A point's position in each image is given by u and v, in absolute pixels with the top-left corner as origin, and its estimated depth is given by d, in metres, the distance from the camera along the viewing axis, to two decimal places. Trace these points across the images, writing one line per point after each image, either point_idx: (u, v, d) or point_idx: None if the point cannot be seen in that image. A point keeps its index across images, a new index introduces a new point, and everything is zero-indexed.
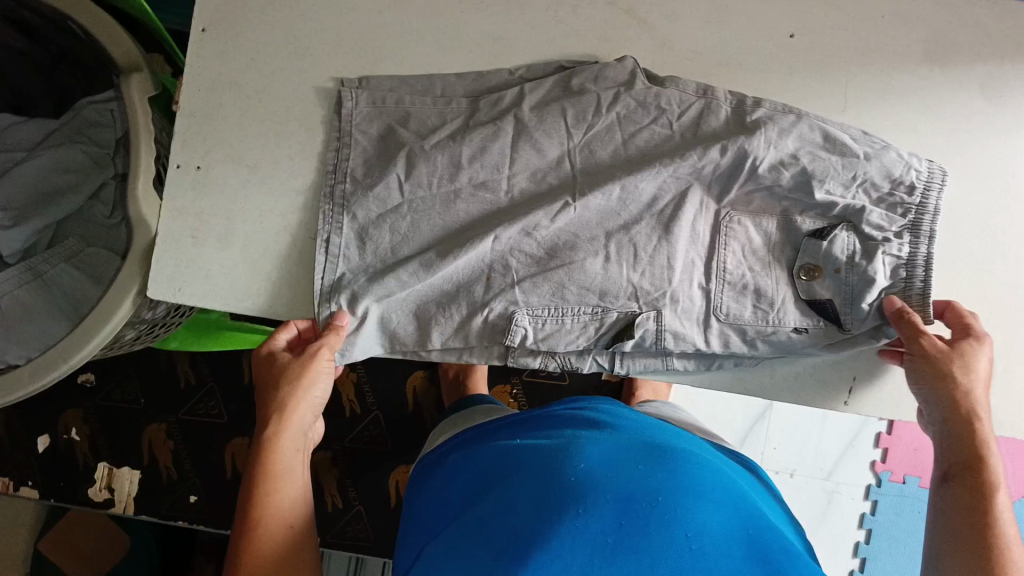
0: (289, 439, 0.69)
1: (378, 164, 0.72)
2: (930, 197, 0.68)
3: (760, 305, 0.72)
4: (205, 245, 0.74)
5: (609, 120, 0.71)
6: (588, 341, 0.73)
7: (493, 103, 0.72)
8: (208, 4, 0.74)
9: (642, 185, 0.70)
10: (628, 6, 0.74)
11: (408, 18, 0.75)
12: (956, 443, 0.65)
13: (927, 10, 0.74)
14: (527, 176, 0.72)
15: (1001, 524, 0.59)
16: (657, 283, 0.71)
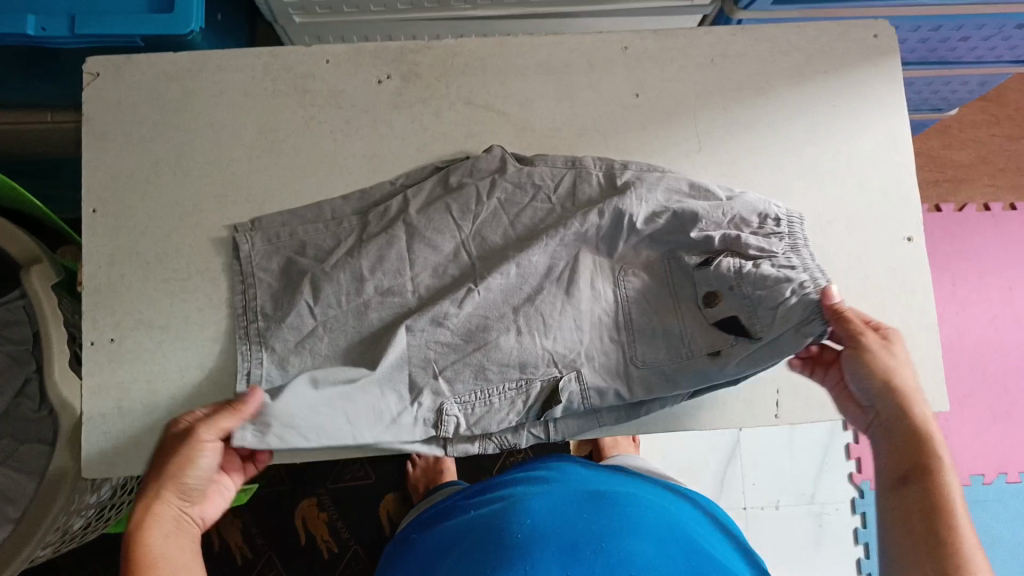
0: (162, 524, 0.62)
1: (286, 297, 0.74)
2: (795, 230, 0.72)
3: (672, 343, 0.74)
4: (131, 413, 0.75)
5: (492, 207, 0.75)
6: (519, 416, 0.74)
7: (381, 214, 0.76)
8: (94, 186, 0.77)
9: (535, 259, 0.74)
10: (486, 102, 0.81)
11: (286, 157, 0.79)
12: (905, 445, 0.61)
13: (749, 48, 0.83)
14: (428, 274, 0.74)
15: (962, 533, 0.56)
16: (570, 347, 0.74)
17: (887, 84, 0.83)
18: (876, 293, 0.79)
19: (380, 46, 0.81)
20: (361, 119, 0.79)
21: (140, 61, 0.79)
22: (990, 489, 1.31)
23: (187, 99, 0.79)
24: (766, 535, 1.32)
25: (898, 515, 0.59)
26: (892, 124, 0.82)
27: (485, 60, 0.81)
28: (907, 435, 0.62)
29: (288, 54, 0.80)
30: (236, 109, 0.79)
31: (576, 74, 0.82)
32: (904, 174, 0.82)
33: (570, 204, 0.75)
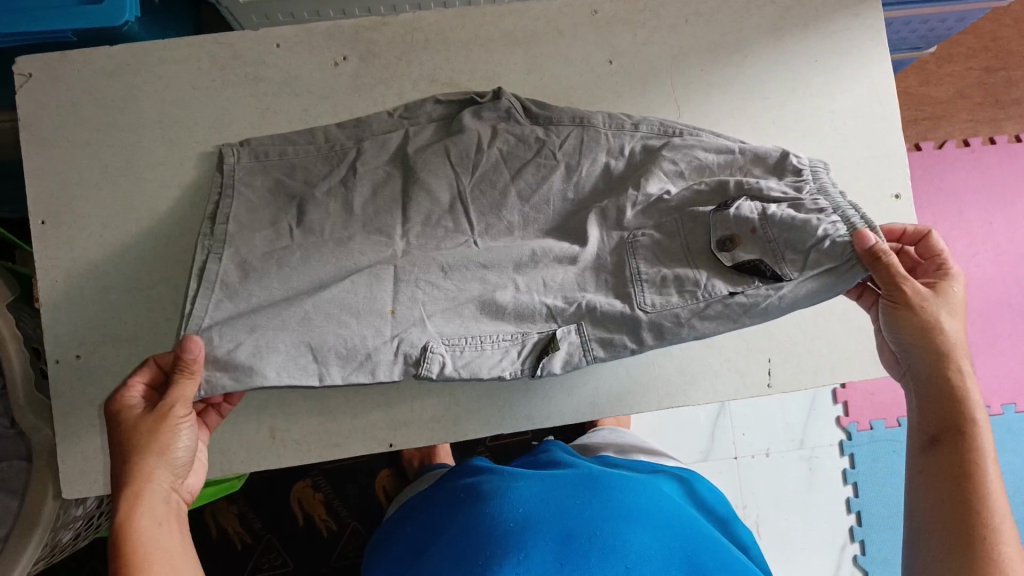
0: (148, 501, 0.55)
1: (267, 215, 0.69)
2: (819, 174, 0.65)
3: (685, 290, 0.64)
4: (107, 432, 0.72)
5: (493, 157, 0.71)
6: (511, 365, 0.65)
7: (380, 145, 0.72)
8: (41, 196, 0.73)
9: (588, 238, 0.68)
10: (450, 78, 0.76)
11: None
12: (942, 422, 0.59)
13: (721, 3, 0.78)
14: (421, 221, 0.70)
15: (991, 496, 0.55)
16: (568, 298, 0.67)
17: (864, 29, 0.79)
18: None
19: (332, 25, 0.75)
20: (319, 105, 0.75)
21: (74, 57, 0.73)
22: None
23: (129, 98, 0.74)
24: (757, 484, 1.29)
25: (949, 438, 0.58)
26: (873, 72, 0.78)
27: (444, 35, 0.76)
28: (941, 396, 0.59)
29: (233, 40, 0.74)
30: (183, 105, 0.74)
31: (544, 44, 0.77)
32: (887, 126, 0.78)
33: (577, 157, 0.71)
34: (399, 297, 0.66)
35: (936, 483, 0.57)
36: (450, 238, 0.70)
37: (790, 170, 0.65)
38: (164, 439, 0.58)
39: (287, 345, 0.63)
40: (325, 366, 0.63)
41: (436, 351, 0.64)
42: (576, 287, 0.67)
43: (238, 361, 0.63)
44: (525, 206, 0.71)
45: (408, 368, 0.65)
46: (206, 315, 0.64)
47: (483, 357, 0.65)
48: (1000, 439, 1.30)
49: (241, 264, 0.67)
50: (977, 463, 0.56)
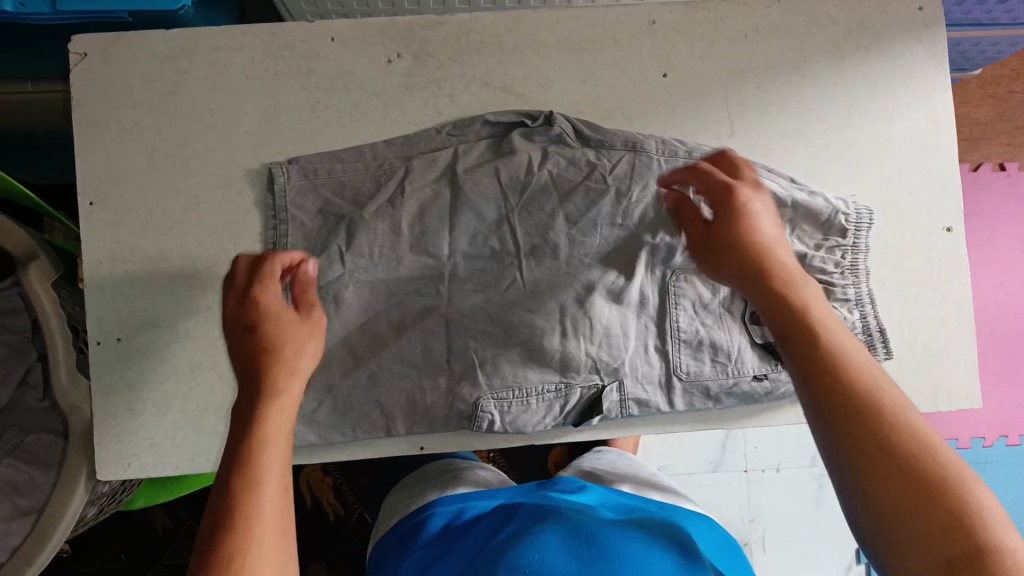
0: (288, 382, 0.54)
1: (321, 240, 0.72)
2: (861, 236, 0.74)
3: (718, 359, 0.74)
4: (143, 416, 0.73)
5: (543, 180, 0.73)
6: (554, 420, 0.74)
7: (428, 162, 0.73)
8: (89, 177, 0.73)
9: (631, 289, 0.74)
10: (502, 83, 0.75)
11: (291, 146, 0.74)
12: (826, 380, 0.47)
13: (783, 20, 0.77)
14: (467, 240, 0.73)
15: (897, 448, 0.42)
16: (614, 354, 0.73)
17: (926, 54, 0.78)
18: (914, 288, 0.78)
19: (387, 21, 0.74)
20: (369, 101, 0.74)
21: (129, 38, 0.73)
22: (989, 451, 1.30)
23: (179, 84, 0.73)
24: (766, 499, 1.29)
25: (828, 371, 0.47)
26: (932, 99, 0.78)
27: (499, 36, 0.76)
28: (800, 348, 0.50)
29: (288, 31, 0.74)
30: (234, 93, 0.73)
31: (599, 52, 0.76)
32: (943, 156, 0.78)
33: (628, 181, 0.72)
34: (454, 347, 0.74)
35: (829, 426, 0.45)
36: (495, 261, 0.74)
37: (861, 220, 0.73)
38: (314, 346, 0.58)
39: (362, 401, 0.74)
40: (390, 420, 0.74)
41: (488, 408, 0.73)
42: (622, 334, 0.74)
43: (321, 415, 0.74)
44: (572, 230, 0.73)
45: (461, 420, 0.74)
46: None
47: (528, 413, 0.73)
48: (1013, 468, 1.30)
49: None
50: (863, 404, 0.45)
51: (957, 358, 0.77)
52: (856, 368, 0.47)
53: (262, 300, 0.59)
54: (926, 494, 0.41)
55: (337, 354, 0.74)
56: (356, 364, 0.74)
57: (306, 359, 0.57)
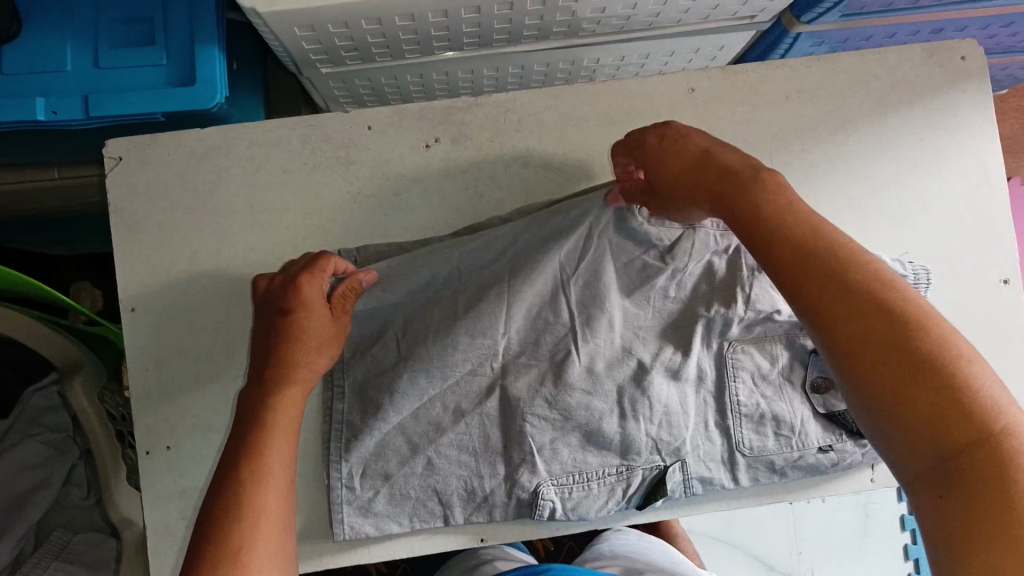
0: (289, 396, 0.59)
1: (375, 326, 0.72)
2: (920, 296, 0.70)
3: (782, 433, 0.72)
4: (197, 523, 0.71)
5: (597, 249, 0.71)
6: (617, 503, 0.72)
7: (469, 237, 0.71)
8: (131, 283, 0.71)
9: (688, 364, 0.71)
10: (543, 161, 0.74)
11: (333, 238, 0.72)
12: (855, 348, 0.45)
13: (826, 80, 0.75)
14: (519, 318, 0.71)
15: (932, 367, 0.43)
16: (676, 434, 0.71)
17: (973, 105, 0.76)
18: (980, 343, 0.74)
19: (424, 106, 0.73)
20: (409, 189, 0.73)
21: (164, 139, 0.72)
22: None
23: (218, 183, 0.72)
24: (813, 530, 1.25)
25: (841, 306, 0.46)
26: (983, 151, 0.76)
27: (538, 115, 0.74)
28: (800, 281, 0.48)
29: (324, 122, 0.73)
30: (273, 189, 0.72)
31: (639, 123, 0.75)
32: (996, 209, 0.76)
33: (683, 255, 0.70)
34: (511, 433, 0.71)
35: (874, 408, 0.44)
36: (548, 334, 0.71)
37: (919, 276, 0.71)
38: (326, 356, 0.63)
39: (419, 490, 0.71)
40: (448, 509, 0.71)
41: (547, 496, 0.71)
42: (683, 412, 0.71)
43: (377, 506, 0.70)
44: (626, 302, 0.71)
45: (521, 509, 0.71)
46: (343, 466, 0.70)
47: (590, 498, 0.71)
48: None
49: (360, 395, 0.71)
50: (887, 328, 0.45)
51: None
52: (895, 331, 0.45)
53: (302, 287, 0.64)
54: (987, 474, 0.40)
55: (392, 443, 0.71)
56: (411, 452, 0.71)
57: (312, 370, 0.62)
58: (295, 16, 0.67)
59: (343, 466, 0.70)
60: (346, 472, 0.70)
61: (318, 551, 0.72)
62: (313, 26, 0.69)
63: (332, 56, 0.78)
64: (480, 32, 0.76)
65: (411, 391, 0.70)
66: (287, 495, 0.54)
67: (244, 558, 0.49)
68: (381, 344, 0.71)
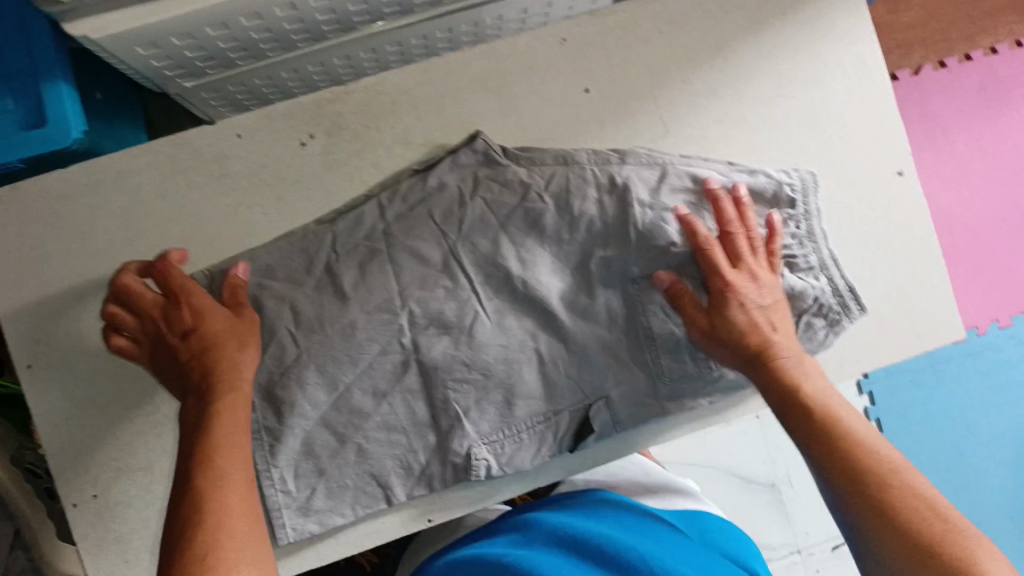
0: (227, 400, 0.59)
1: (269, 327, 0.71)
2: (810, 202, 0.73)
3: (698, 355, 0.75)
4: (139, 563, 0.70)
5: (478, 209, 0.72)
6: (551, 449, 0.75)
7: (353, 223, 0.71)
8: (21, 340, 0.69)
9: (597, 303, 0.74)
10: (425, 138, 0.73)
11: (222, 253, 0.71)
12: (847, 476, 0.58)
13: (693, 7, 0.74)
14: (417, 286, 0.72)
15: (897, 487, 0.55)
16: (596, 373, 0.74)
17: (841, 9, 0.75)
18: (874, 239, 0.77)
19: (291, 104, 0.71)
20: (292, 190, 0.72)
21: (26, 188, 0.69)
22: (984, 339, 1.32)
23: (92, 221, 0.69)
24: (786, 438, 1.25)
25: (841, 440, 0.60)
26: (860, 52, 0.75)
27: (411, 92, 0.72)
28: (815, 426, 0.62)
29: (190, 138, 0.70)
30: (151, 216, 0.70)
31: (515, 82, 0.73)
32: (880, 107, 0.76)
33: (567, 195, 0.71)
34: (436, 402, 0.73)
35: (868, 537, 0.55)
36: (451, 299, 0.72)
37: (806, 179, 0.73)
38: (248, 349, 0.64)
39: (355, 477, 0.72)
40: (389, 489, 0.73)
41: (481, 455, 0.73)
42: (599, 351, 0.74)
43: (316, 503, 0.72)
44: (520, 252, 0.72)
45: (458, 473, 0.74)
46: (274, 472, 0.71)
47: (522, 450, 0.74)
48: (1010, 349, 1.32)
49: (269, 398, 0.71)
50: (870, 451, 0.59)
51: (933, 299, 0.78)
52: (871, 466, 0.57)
53: (184, 303, 0.64)
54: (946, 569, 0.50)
55: (318, 438, 0.72)
56: (340, 442, 0.72)
57: (243, 370, 0.62)
58: (133, 36, 0.64)
59: (273, 471, 0.71)
60: (277, 473, 0.71)
61: None
62: (156, 43, 0.67)
63: (191, 69, 0.75)
64: (337, 18, 0.74)
65: (323, 381, 0.71)
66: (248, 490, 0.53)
67: (212, 561, 0.47)
68: (287, 344, 0.71)
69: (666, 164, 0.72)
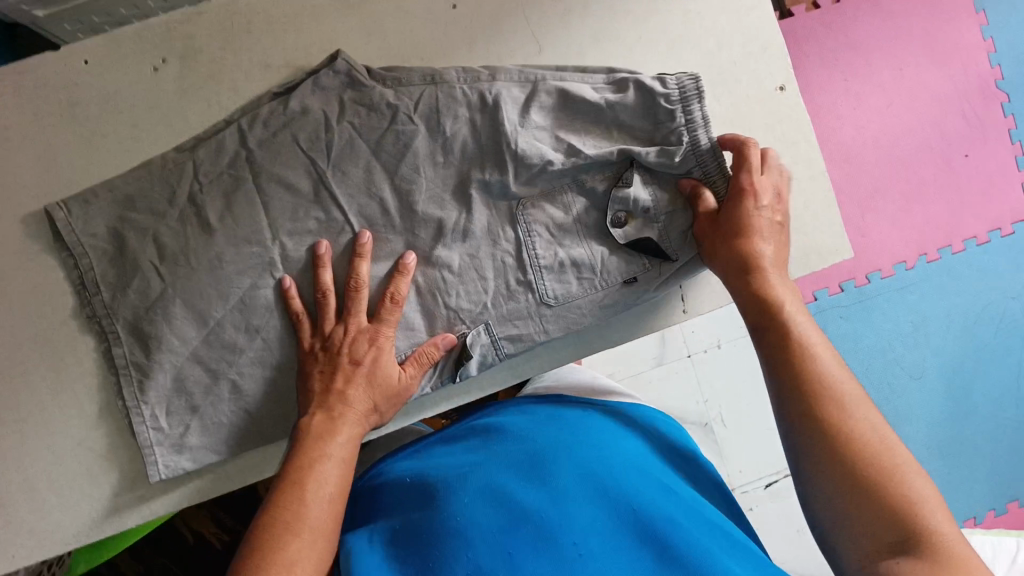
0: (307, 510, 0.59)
1: (127, 261, 0.68)
2: (694, 111, 0.68)
3: (583, 276, 0.73)
4: (12, 504, 0.69)
5: (346, 134, 0.69)
6: (433, 380, 0.75)
7: (216, 150, 0.69)
8: None
9: (476, 226, 0.72)
10: (285, 60, 0.71)
11: (80, 185, 0.69)
12: (791, 382, 0.58)
13: None
14: (288, 217, 0.69)
15: (854, 416, 0.55)
16: (475, 300, 0.73)
17: None
18: None
19: (140, 26, 0.69)
20: (148, 118, 0.70)
21: None
22: (914, 273, 1.32)
23: None
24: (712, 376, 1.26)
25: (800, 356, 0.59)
26: None
27: (266, 11, 0.71)
28: (777, 342, 0.60)
29: (36, 66, 0.68)
30: (3, 149, 0.68)
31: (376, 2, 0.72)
32: (760, 18, 0.75)
33: (436, 117, 0.69)
34: None
35: (803, 439, 0.56)
36: (325, 230, 0.70)
37: (687, 85, 0.67)
38: (345, 439, 0.65)
39: (231, 414, 0.71)
40: (265, 427, 0.73)
41: None
42: (478, 276, 0.73)
43: (190, 440, 0.71)
44: (394, 180, 0.70)
45: None
46: (143, 409, 0.70)
47: None
48: (941, 282, 1.33)
49: (137, 334, 0.69)
50: (828, 373, 0.57)
51: (819, 216, 0.77)
52: (822, 378, 0.57)
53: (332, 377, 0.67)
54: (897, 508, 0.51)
55: (191, 375, 0.70)
56: (214, 378, 0.70)
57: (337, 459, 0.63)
58: None
59: (143, 409, 0.70)
60: (148, 410, 0.70)
61: (144, 496, 0.72)
62: None
63: None
64: None
65: (187, 320, 0.69)
66: (314, 536, 0.58)
67: None
68: (146, 280, 0.68)
69: (538, 79, 0.70)
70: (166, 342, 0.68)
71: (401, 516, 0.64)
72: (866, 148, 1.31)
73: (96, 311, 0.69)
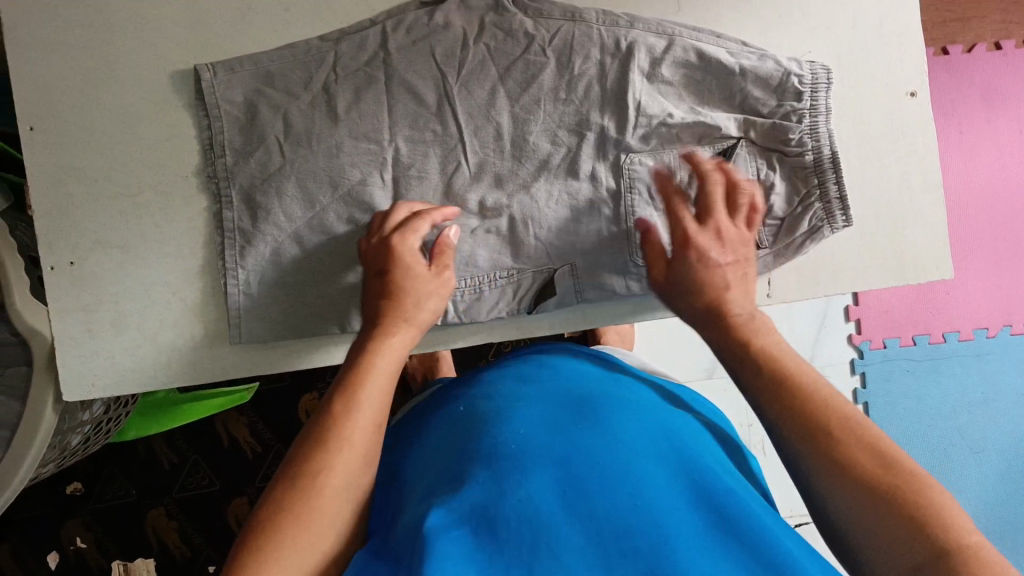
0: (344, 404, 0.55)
1: (254, 131, 0.71)
2: (819, 98, 0.71)
3: None
4: (102, 336, 0.73)
5: (480, 55, 0.71)
6: (509, 306, 0.77)
7: (358, 45, 0.71)
8: (24, 102, 0.71)
9: (580, 168, 0.74)
10: None
11: (227, 53, 0.73)
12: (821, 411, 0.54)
13: None
14: (407, 124, 0.72)
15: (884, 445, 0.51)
16: (568, 240, 0.75)
17: None
18: (877, 157, 0.75)
19: None
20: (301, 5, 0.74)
21: None
22: (994, 340, 1.28)
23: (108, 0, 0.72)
24: None
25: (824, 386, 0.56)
26: None
27: None
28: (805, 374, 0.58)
29: None
30: (161, 7, 0.73)
31: None
32: (905, 20, 0.75)
33: (569, 54, 0.71)
34: None
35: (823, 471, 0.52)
36: (439, 144, 0.73)
37: (817, 73, 0.71)
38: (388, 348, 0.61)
39: (317, 296, 0.75)
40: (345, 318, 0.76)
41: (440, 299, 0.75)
42: (573, 217, 0.74)
43: (274, 312, 0.74)
44: (515, 108, 0.72)
45: None
46: (240, 273, 0.73)
47: (481, 301, 0.76)
48: (1018, 355, 1.29)
49: (248, 202, 0.72)
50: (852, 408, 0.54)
51: (925, 230, 0.76)
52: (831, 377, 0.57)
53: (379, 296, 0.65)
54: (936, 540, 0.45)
55: (288, 252, 0.73)
56: (309, 260, 0.74)
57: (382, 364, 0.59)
58: None
59: (239, 273, 0.73)
60: (245, 274, 0.73)
61: (221, 357, 0.76)
62: None
63: None
64: None
65: (297, 200, 0.72)
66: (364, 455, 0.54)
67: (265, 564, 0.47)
68: (267, 154, 0.71)
69: (676, 33, 0.71)
70: (272, 214, 0.72)
71: (456, 439, 0.63)
72: (966, 203, 1.28)
73: (217, 172, 0.72)
